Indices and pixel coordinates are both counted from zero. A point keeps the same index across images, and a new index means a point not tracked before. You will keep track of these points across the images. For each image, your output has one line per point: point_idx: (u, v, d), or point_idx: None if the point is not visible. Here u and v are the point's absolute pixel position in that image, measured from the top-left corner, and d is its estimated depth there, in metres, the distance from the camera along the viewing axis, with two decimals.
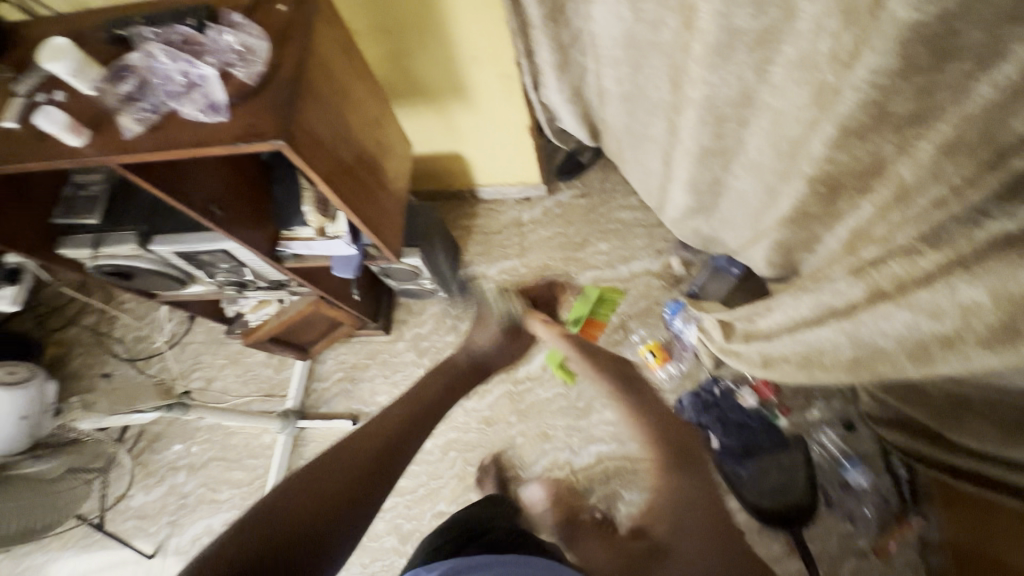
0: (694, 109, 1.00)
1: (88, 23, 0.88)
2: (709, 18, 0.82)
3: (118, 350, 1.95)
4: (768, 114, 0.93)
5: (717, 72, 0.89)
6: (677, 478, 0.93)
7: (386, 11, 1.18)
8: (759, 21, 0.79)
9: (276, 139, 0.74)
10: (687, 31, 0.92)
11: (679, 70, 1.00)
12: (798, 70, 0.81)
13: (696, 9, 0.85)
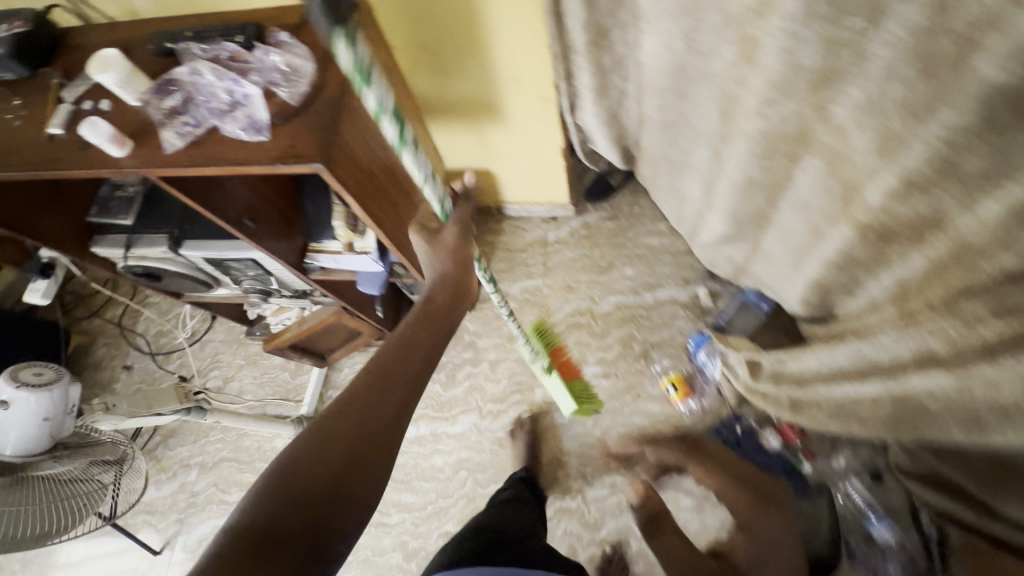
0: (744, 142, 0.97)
1: (139, 34, 0.89)
2: (774, 53, 0.78)
3: (140, 343, 1.98)
4: (820, 156, 0.88)
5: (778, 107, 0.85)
6: (762, 526, 1.08)
7: (426, 29, 1.17)
8: (826, 59, 0.74)
9: (314, 161, 0.73)
10: (740, 67, 0.89)
11: (728, 105, 0.97)
12: (864, 111, 0.74)
13: (755, 45, 0.82)
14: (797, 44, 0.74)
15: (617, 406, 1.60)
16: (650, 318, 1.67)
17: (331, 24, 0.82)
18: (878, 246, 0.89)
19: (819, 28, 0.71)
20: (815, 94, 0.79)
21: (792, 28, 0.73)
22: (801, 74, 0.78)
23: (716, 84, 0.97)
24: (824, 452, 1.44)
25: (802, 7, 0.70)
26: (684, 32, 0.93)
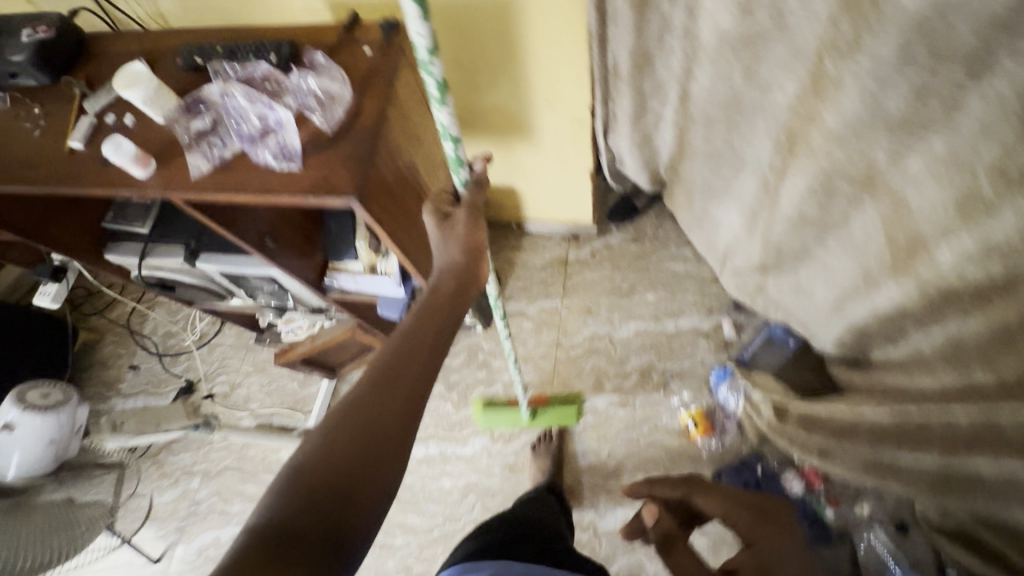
0: (802, 179, 0.94)
1: (166, 44, 0.86)
2: (854, 95, 0.76)
3: (149, 343, 1.95)
4: (883, 202, 0.83)
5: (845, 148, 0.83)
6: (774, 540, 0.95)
7: (461, 46, 1.14)
8: (909, 107, 0.71)
9: (349, 194, 0.69)
10: (807, 102, 0.85)
11: (785, 140, 0.93)
12: (942, 166, 0.71)
13: (829, 82, 0.79)
14: (884, 91, 0.72)
15: (633, 437, 1.55)
16: (671, 347, 1.62)
17: (369, 47, 0.79)
18: (932, 301, 0.84)
19: (912, 74, 0.68)
20: (890, 139, 0.76)
21: (878, 74, 0.72)
22: (881, 118, 0.75)
23: (772, 120, 0.94)
24: (849, 498, 1.37)
25: (898, 54, 0.68)
26: (745, 66, 0.91)
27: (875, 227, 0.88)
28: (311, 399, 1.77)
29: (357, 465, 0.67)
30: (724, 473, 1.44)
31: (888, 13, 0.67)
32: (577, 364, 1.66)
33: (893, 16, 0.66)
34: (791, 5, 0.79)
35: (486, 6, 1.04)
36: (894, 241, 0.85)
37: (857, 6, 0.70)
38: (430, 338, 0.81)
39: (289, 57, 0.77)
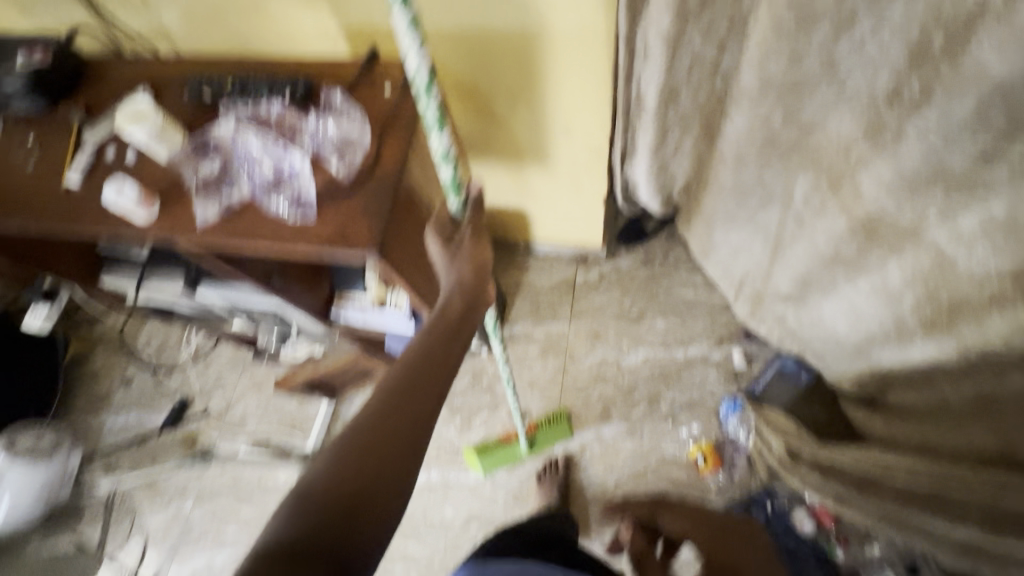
0: (844, 218, 0.93)
1: (172, 72, 0.81)
2: (916, 150, 0.73)
3: (141, 355, 1.88)
4: (931, 256, 0.81)
5: (898, 200, 0.81)
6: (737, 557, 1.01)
7: (480, 71, 1.07)
8: (975, 167, 0.69)
9: (369, 251, 0.65)
10: (852, 147, 0.84)
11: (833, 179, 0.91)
12: (998, 231, 0.70)
13: (891, 134, 0.76)
14: (950, 149, 0.70)
15: (640, 468, 1.52)
16: (680, 376, 1.59)
17: (391, 86, 0.74)
18: (978, 359, 0.83)
19: (982, 138, 0.66)
20: (950, 196, 0.73)
21: (946, 130, 0.70)
22: (943, 176, 0.73)
23: (816, 161, 0.92)
24: (859, 538, 1.35)
25: (973, 113, 0.65)
26: (786, 109, 0.89)
27: (917, 278, 0.86)
28: (309, 420, 1.70)
29: (365, 487, 0.62)
30: (734, 510, 1.42)
31: (967, 74, 0.64)
32: (585, 391, 1.62)
33: (973, 78, 0.64)
34: (842, 52, 0.77)
35: (509, 32, 0.98)
36: (941, 298, 0.83)
37: (925, 61, 0.68)
38: (440, 353, 0.77)
39: (306, 97, 0.73)
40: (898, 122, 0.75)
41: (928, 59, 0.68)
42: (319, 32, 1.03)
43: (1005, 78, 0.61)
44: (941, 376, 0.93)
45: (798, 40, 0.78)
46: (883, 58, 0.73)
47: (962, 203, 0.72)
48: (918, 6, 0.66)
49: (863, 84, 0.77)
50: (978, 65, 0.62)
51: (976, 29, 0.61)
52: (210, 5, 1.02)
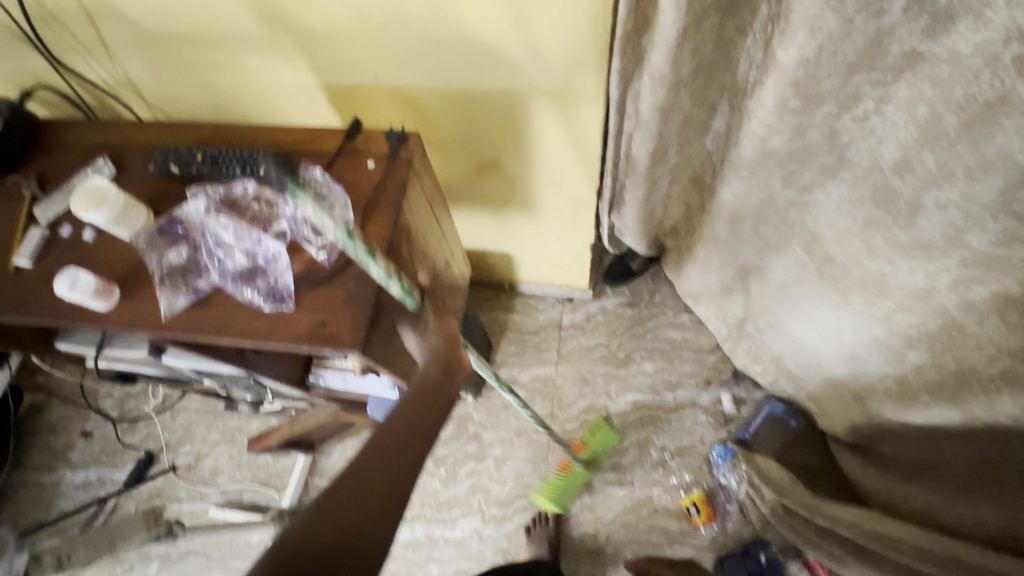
0: (853, 271, 0.91)
1: (138, 139, 0.76)
2: (935, 221, 0.73)
3: (104, 405, 1.76)
4: (939, 320, 0.84)
5: (910, 261, 0.81)
6: None
7: (463, 129, 1.03)
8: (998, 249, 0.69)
9: (351, 346, 0.60)
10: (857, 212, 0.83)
11: (826, 240, 0.92)
12: (1010, 309, 0.73)
13: (904, 202, 0.75)
14: (971, 227, 0.70)
15: (632, 520, 1.48)
16: (670, 421, 1.57)
17: (375, 160, 0.71)
18: (985, 428, 0.87)
19: (1008, 222, 0.66)
20: (968, 270, 0.74)
21: (966, 208, 0.68)
22: (960, 249, 0.73)
23: (817, 220, 0.91)
24: None
25: (998, 198, 0.65)
26: (785, 173, 0.86)
27: (927, 340, 0.88)
28: (285, 473, 1.61)
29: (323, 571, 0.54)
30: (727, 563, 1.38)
31: (991, 160, 0.63)
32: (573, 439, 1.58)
33: (999, 164, 0.62)
34: (845, 124, 0.75)
35: (494, 95, 0.93)
36: (950, 363, 0.87)
37: (938, 142, 0.66)
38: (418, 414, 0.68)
39: (284, 174, 0.69)
40: (906, 195, 0.74)
41: (937, 142, 0.66)
42: (296, 86, 0.99)
43: None
44: (942, 438, 0.97)
45: (802, 119, 0.75)
46: (890, 130, 0.72)
47: (981, 278, 0.74)
48: (924, 89, 0.65)
49: (868, 152, 0.76)
50: (1004, 154, 0.61)
51: (997, 121, 0.59)
52: (180, 57, 0.97)
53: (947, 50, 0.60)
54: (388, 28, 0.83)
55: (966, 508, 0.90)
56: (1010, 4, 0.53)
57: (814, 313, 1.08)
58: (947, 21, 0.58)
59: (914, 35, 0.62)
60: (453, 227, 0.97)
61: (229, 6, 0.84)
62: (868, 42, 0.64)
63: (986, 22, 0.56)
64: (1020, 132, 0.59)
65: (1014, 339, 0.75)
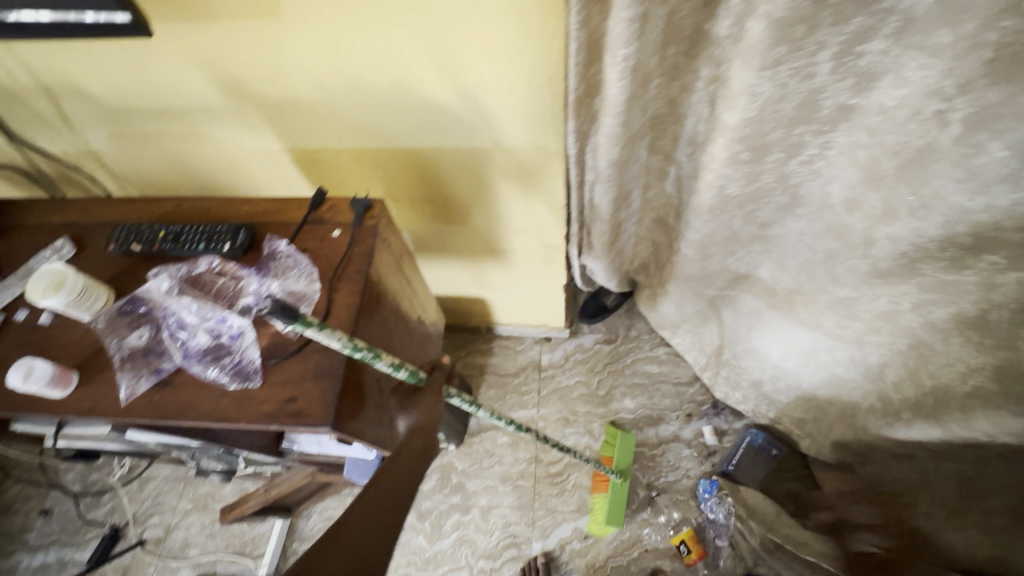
0: (819, 301, 0.93)
1: (99, 218, 0.75)
2: (887, 251, 0.75)
3: (65, 480, 1.67)
4: (909, 339, 0.84)
5: (871, 288, 0.82)
6: None
7: (429, 185, 1.05)
8: (947, 274, 0.72)
9: (322, 423, 0.59)
10: (819, 247, 0.86)
11: (791, 274, 0.95)
12: (971, 329, 0.75)
13: (858, 236, 0.78)
14: (923, 257, 0.72)
15: (624, 563, 1.45)
16: (654, 457, 1.56)
17: (341, 229, 0.71)
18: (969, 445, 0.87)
19: (954, 253, 0.69)
20: (925, 293, 0.76)
21: (916, 241, 0.71)
22: (914, 276, 0.75)
23: (780, 253, 0.94)
24: None
25: (941, 232, 0.69)
26: (745, 214, 0.87)
27: (899, 360, 0.89)
28: (262, 540, 1.54)
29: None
30: None
31: (929, 199, 0.66)
32: (559, 483, 1.56)
33: (936, 204, 0.66)
34: (794, 169, 0.78)
35: (457, 153, 0.96)
36: (927, 381, 0.86)
37: (881, 182, 0.70)
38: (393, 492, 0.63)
39: (248, 247, 0.69)
40: (857, 232, 0.78)
41: (878, 184, 0.71)
42: (262, 152, 1.00)
43: (967, 208, 0.64)
44: (927, 457, 0.99)
45: (754, 166, 0.78)
46: (835, 172, 0.75)
47: (941, 298, 0.74)
48: (861, 135, 0.69)
49: (818, 191, 0.80)
50: (939, 195, 0.65)
51: (928, 166, 0.64)
52: (144, 128, 0.97)
53: (875, 103, 0.65)
54: (350, 97, 0.86)
55: (961, 534, 0.95)
56: (923, 65, 0.58)
57: (788, 341, 1.10)
58: (871, 79, 0.63)
59: (844, 91, 0.65)
60: (422, 282, 0.97)
61: (192, 80, 0.86)
62: (804, 99, 0.68)
63: (906, 79, 0.60)
64: (953, 176, 0.63)
65: (983, 356, 0.76)
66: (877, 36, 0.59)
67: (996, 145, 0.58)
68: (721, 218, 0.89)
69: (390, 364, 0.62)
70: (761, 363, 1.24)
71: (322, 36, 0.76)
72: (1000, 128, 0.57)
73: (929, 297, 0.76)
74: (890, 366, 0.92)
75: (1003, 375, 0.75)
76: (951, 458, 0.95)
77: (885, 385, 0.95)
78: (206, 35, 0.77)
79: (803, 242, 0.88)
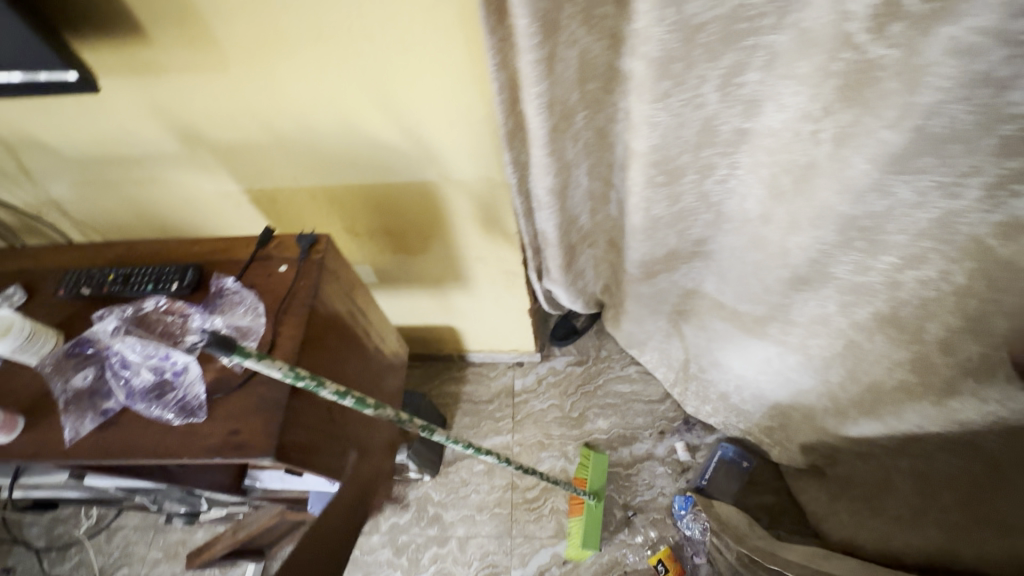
0: (757, 310, 0.98)
1: (50, 264, 0.78)
2: (804, 260, 0.80)
3: (29, 535, 1.62)
4: (841, 340, 0.88)
5: (799, 296, 0.88)
6: None
7: (384, 218, 1.09)
8: (857, 276, 0.78)
9: (262, 455, 0.60)
10: (749, 258, 0.91)
11: (730, 286, 1.00)
12: (890, 326, 0.80)
13: (776, 246, 0.83)
14: (832, 262, 0.78)
15: None
16: (630, 477, 1.56)
17: (287, 264, 0.75)
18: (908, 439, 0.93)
19: (855, 256, 0.75)
20: (844, 295, 0.81)
21: (822, 248, 0.77)
22: (830, 280, 0.81)
23: (717, 266, 0.99)
24: None
25: (841, 239, 0.74)
26: (678, 232, 0.93)
27: (837, 362, 0.93)
28: None
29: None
30: None
31: (822, 212, 0.72)
32: (536, 508, 1.55)
33: (828, 216, 0.72)
34: (711, 188, 0.84)
35: (409, 187, 1.00)
36: (864, 379, 0.91)
37: (784, 196, 0.76)
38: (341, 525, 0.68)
39: (196, 285, 0.72)
40: (776, 244, 0.82)
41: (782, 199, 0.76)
42: (221, 194, 1.03)
43: (856, 216, 0.70)
44: (884, 453, 1.01)
45: (673, 187, 0.83)
46: (747, 189, 0.81)
47: (857, 301, 0.80)
48: (760, 155, 0.75)
49: (737, 208, 0.85)
50: (829, 207, 0.71)
51: (815, 180, 0.71)
52: (104, 177, 1.00)
53: (765, 127, 0.71)
54: (301, 139, 0.90)
55: (920, 534, 0.94)
56: (795, 91, 0.65)
57: (741, 351, 1.14)
58: (756, 105, 0.70)
59: (736, 116, 0.72)
60: (380, 313, 1.00)
61: (148, 130, 0.89)
62: (702, 126, 0.74)
63: (785, 105, 0.67)
64: (837, 190, 0.69)
65: (902, 351, 0.81)
66: (750, 69, 0.65)
67: (858, 160, 0.64)
68: (656, 237, 0.94)
69: (335, 391, 0.65)
70: (721, 374, 1.28)
71: (266, 84, 0.80)
72: (858, 145, 0.64)
73: (854, 297, 0.80)
74: (829, 370, 0.96)
75: (920, 366, 0.81)
76: (905, 454, 0.97)
77: (831, 388, 0.99)
78: (158, 87, 0.82)
79: (737, 255, 0.92)
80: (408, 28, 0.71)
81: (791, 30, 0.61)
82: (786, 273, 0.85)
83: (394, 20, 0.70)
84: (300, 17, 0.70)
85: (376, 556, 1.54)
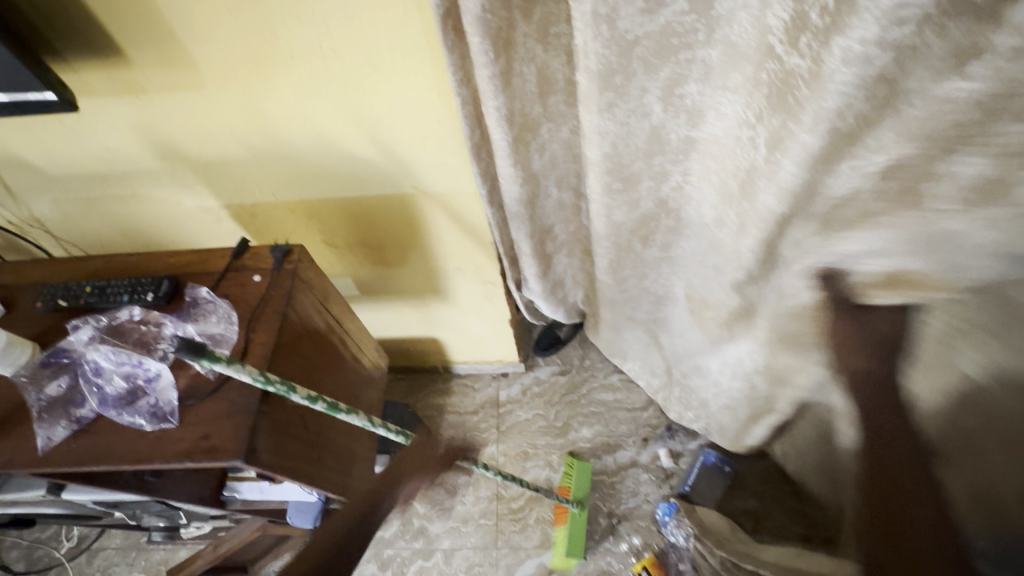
0: (724, 313, 1.01)
1: (28, 278, 0.80)
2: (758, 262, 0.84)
3: (8, 559, 1.59)
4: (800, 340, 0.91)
5: (760, 298, 0.91)
6: None
7: (362, 231, 1.12)
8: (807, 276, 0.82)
9: (233, 458, 0.62)
10: (711, 262, 0.94)
11: (697, 290, 1.03)
12: None
13: (730, 249, 0.86)
14: (782, 263, 0.82)
15: None
16: (614, 485, 1.57)
17: (261, 274, 0.77)
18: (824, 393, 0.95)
19: (800, 257, 0.79)
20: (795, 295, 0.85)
21: (771, 250, 0.80)
22: (782, 280, 0.85)
23: (682, 270, 1.02)
24: None
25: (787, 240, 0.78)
26: (642, 237, 0.96)
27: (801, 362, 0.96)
28: None
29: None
30: None
31: (766, 216, 0.76)
32: (521, 518, 1.55)
33: (771, 220, 0.76)
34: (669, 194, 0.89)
35: (384, 200, 1.03)
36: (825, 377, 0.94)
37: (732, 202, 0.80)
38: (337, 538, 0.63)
39: (171, 296, 0.74)
40: (732, 247, 0.84)
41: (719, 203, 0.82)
42: (201, 210, 1.06)
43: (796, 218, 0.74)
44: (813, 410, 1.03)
45: (631, 194, 0.87)
46: (701, 195, 0.85)
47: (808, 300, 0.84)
48: (709, 162, 0.79)
49: (694, 213, 0.89)
50: (769, 211, 0.74)
51: (755, 185, 0.73)
52: (85, 194, 1.03)
53: (710, 134, 0.77)
54: (278, 154, 0.93)
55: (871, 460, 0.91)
56: (731, 101, 0.71)
57: (714, 354, 1.16)
58: (699, 114, 0.76)
59: (681, 125, 0.77)
60: (359, 324, 1.02)
61: (129, 147, 0.92)
62: (650, 134, 0.79)
63: (724, 114, 0.73)
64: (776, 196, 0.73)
65: None
66: (689, 81, 0.72)
67: (787, 162, 0.67)
68: (622, 243, 0.97)
69: (306, 396, 0.66)
70: (697, 379, 1.30)
71: (242, 102, 0.83)
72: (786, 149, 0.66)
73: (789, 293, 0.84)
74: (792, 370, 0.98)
75: None
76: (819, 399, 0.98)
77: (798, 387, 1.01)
78: (137, 107, 0.85)
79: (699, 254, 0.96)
80: (375, 46, 0.75)
81: (719, 45, 0.67)
82: (740, 276, 0.88)
83: (362, 41, 0.74)
84: (274, 38, 0.74)
85: (361, 571, 1.53)
